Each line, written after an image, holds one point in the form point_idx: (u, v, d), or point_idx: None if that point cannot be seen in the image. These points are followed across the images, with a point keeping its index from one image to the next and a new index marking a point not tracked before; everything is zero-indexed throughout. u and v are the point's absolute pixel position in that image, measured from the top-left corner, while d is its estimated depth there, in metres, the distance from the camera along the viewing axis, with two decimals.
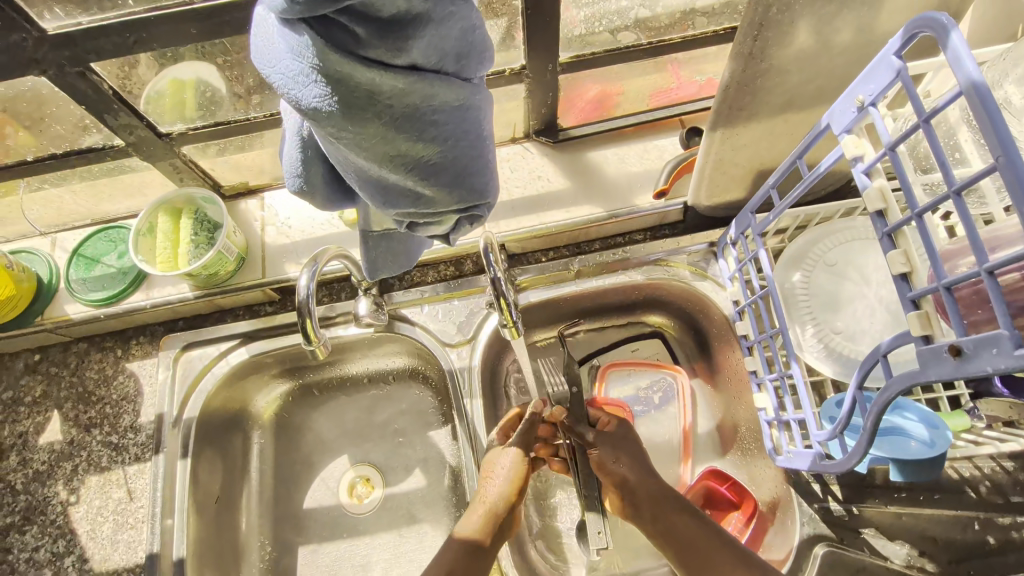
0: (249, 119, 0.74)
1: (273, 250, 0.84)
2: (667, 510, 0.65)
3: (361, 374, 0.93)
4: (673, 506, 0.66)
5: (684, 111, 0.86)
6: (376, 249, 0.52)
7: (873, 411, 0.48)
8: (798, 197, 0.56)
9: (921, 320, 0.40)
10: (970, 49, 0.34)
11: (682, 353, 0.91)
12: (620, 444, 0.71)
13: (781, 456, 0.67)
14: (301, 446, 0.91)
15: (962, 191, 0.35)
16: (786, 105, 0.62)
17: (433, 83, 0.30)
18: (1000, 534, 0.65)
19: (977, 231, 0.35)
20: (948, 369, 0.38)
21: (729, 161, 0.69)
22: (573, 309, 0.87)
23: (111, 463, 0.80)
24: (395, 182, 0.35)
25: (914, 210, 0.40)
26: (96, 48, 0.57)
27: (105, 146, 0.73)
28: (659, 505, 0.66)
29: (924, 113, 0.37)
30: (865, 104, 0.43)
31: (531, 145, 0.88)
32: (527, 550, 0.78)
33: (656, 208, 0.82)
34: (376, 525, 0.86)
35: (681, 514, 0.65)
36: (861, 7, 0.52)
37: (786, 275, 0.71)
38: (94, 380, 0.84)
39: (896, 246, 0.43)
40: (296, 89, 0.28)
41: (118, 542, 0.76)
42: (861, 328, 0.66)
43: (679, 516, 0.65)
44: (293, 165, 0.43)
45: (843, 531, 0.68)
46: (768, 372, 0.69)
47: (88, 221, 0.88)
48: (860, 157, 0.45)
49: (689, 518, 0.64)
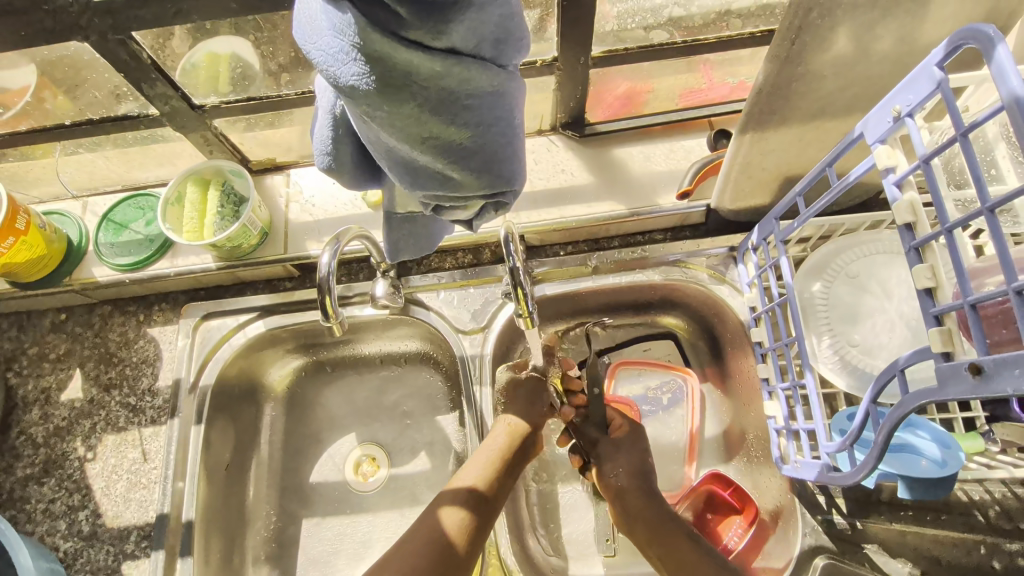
0: (280, 96, 0.75)
1: (295, 226, 0.85)
2: (665, 530, 0.66)
3: (373, 355, 0.94)
4: (670, 526, 0.67)
5: (714, 113, 0.85)
6: (399, 231, 0.53)
7: (885, 425, 0.47)
8: (824, 206, 0.55)
9: (942, 336, 0.40)
10: (1016, 64, 0.33)
11: (694, 356, 0.90)
12: (626, 455, 0.73)
13: (788, 465, 0.67)
14: (311, 421, 0.93)
15: (996, 208, 0.34)
16: (819, 112, 0.61)
17: (470, 68, 0.30)
18: (1006, 560, 0.64)
19: (1009, 249, 0.34)
20: (967, 388, 0.38)
21: (756, 166, 0.69)
22: (588, 305, 0.87)
23: (128, 423, 0.82)
24: (425, 164, 0.35)
25: (945, 225, 0.39)
26: (137, 17, 0.58)
27: (139, 114, 0.74)
28: (656, 523, 0.67)
29: (962, 127, 0.36)
30: (902, 114, 0.43)
31: (556, 138, 0.88)
32: (527, 539, 0.79)
33: (679, 208, 0.81)
34: (379, 503, 0.87)
35: (678, 534, 0.66)
36: (905, 16, 0.51)
37: (806, 284, 0.71)
38: (116, 342, 0.86)
39: (923, 260, 0.42)
40: (335, 66, 0.29)
41: (130, 501, 0.78)
42: (879, 342, 0.65)
43: (677, 537, 0.66)
44: (324, 143, 0.44)
45: (845, 545, 0.67)
46: (781, 381, 0.69)
47: (118, 187, 0.89)
48: (892, 168, 0.45)
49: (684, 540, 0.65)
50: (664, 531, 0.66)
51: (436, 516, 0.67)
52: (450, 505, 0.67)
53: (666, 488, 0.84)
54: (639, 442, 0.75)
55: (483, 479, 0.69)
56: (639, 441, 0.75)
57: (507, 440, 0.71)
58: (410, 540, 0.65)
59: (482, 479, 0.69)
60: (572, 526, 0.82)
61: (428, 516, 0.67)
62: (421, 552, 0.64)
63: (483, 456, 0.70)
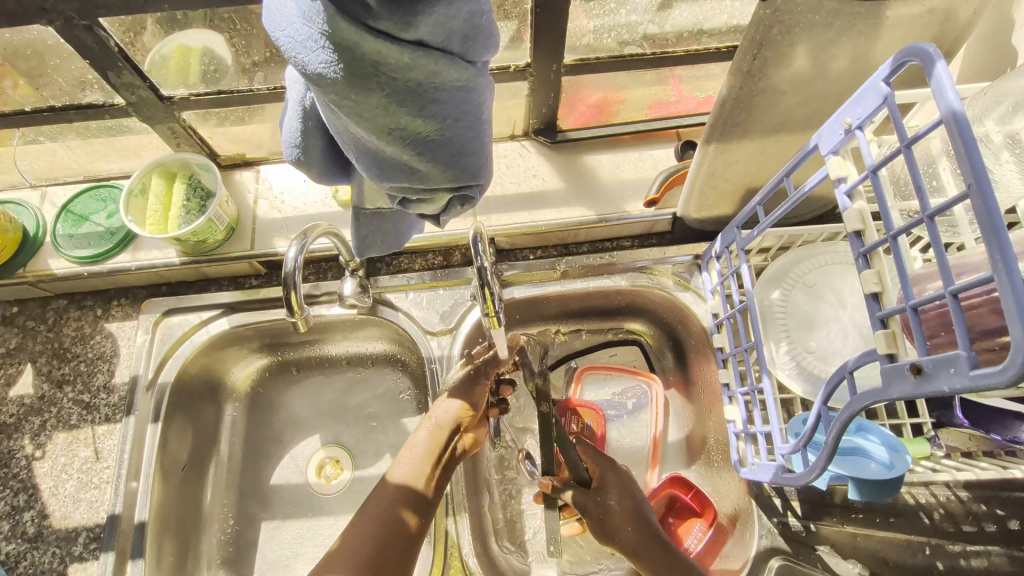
0: (251, 91, 0.74)
1: (263, 223, 0.84)
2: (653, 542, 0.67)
3: (340, 356, 0.93)
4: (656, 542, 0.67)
5: (681, 124, 0.88)
6: (367, 227, 0.53)
7: (836, 425, 0.49)
8: (783, 214, 0.57)
9: (887, 338, 0.42)
10: (953, 79, 0.35)
11: (658, 363, 0.92)
12: (610, 487, 0.71)
13: (746, 468, 0.68)
14: (274, 422, 0.91)
15: (936, 216, 0.37)
16: (779, 126, 0.63)
17: (438, 61, 0.30)
18: (949, 561, 0.67)
19: (946, 255, 0.36)
20: (908, 388, 0.40)
21: (719, 177, 0.71)
22: (556, 309, 0.88)
23: (80, 421, 0.79)
24: (392, 156, 0.36)
25: (890, 232, 0.41)
26: (105, 4, 0.57)
27: (104, 104, 0.73)
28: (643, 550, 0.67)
29: (906, 139, 0.39)
30: (852, 127, 0.45)
31: (529, 143, 0.90)
32: (490, 542, 0.79)
33: (647, 215, 0.83)
34: (340, 506, 0.86)
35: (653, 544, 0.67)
36: (858, 37, 0.54)
37: (766, 292, 0.73)
38: (70, 338, 0.83)
39: (870, 266, 0.44)
40: (303, 54, 0.29)
41: (80, 501, 0.75)
42: (833, 349, 0.67)
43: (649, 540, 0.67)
44: (293, 136, 0.44)
45: (799, 546, 0.69)
46: (740, 386, 0.71)
47: (79, 178, 0.87)
48: (843, 178, 0.47)
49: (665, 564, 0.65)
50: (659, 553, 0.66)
51: (370, 521, 0.68)
52: (385, 501, 0.69)
53: None
54: (624, 472, 0.74)
55: (411, 478, 0.70)
56: (620, 474, 0.73)
57: (432, 436, 0.73)
58: (350, 536, 0.67)
59: (412, 473, 0.70)
60: (536, 529, 0.82)
61: (364, 514, 0.69)
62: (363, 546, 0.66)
63: (410, 455, 0.72)
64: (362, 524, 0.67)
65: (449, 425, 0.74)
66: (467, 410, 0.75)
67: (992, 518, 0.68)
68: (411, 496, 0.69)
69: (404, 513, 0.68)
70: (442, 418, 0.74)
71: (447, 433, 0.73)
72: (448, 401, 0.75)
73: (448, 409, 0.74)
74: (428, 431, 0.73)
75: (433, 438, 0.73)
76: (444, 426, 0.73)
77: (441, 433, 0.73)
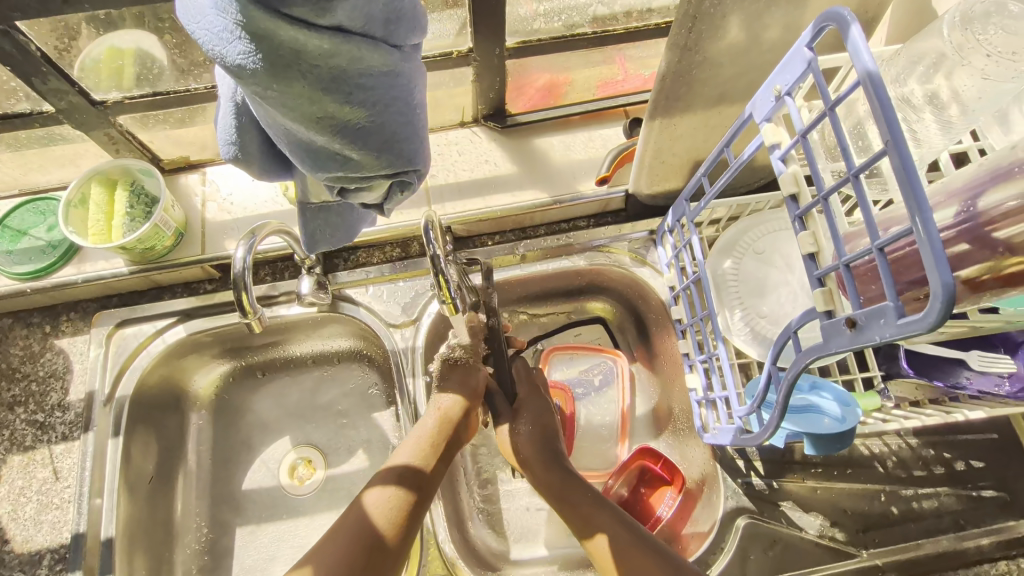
0: (189, 91, 0.72)
1: (214, 226, 0.83)
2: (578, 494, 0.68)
3: (305, 356, 0.92)
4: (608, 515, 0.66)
5: (629, 103, 0.89)
6: (314, 222, 0.52)
7: (785, 384, 0.51)
8: (726, 184, 0.58)
9: (824, 296, 0.43)
10: (867, 42, 0.37)
11: (622, 338, 0.94)
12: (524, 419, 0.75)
13: (709, 433, 0.70)
14: (241, 427, 0.90)
15: (861, 174, 0.38)
16: (719, 98, 0.65)
17: (359, 46, 0.30)
18: (902, 505, 0.70)
19: (872, 210, 0.38)
20: (846, 341, 0.41)
21: (667, 151, 0.72)
22: (519, 293, 0.89)
23: (36, 442, 0.77)
24: (325, 146, 0.35)
25: (821, 193, 0.43)
26: (20, 6, 0.53)
27: (32, 112, 0.70)
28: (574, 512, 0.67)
29: (830, 102, 0.40)
30: (782, 93, 0.46)
31: (480, 129, 0.90)
32: (468, 526, 0.79)
33: (599, 194, 0.84)
34: (315, 506, 0.86)
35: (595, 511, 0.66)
36: (787, 6, 0.55)
37: (718, 262, 0.75)
38: (19, 357, 0.80)
39: (806, 228, 0.46)
40: (220, 46, 0.29)
41: (41, 523, 0.73)
42: (784, 312, 0.70)
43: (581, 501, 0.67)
44: (228, 132, 0.43)
45: (763, 504, 0.71)
46: (699, 355, 0.73)
47: (13, 192, 0.84)
48: (777, 144, 0.48)
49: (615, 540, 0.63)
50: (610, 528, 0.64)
51: (359, 515, 0.64)
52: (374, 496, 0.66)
53: (602, 466, 0.87)
54: (547, 406, 0.77)
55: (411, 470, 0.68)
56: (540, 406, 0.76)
57: (435, 427, 0.71)
58: (345, 523, 0.64)
59: (415, 465, 0.68)
60: (511, 510, 0.84)
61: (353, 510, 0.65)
62: (350, 541, 0.62)
63: (412, 443, 0.70)
64: (357, 513, 0.65)
65: (454, 416, 0.72)
66: (468, 400, 0.74)
67: (939, 461, 0.72)
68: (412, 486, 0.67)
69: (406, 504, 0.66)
70: (446, 411, 0.72)
71: (452, 426, 0.72)
72: (447, 392, 0.74)
73: (449, 400, 0.73)
74: (430, 421, 0.72)
75: (437, 427, 0.71)
76: (449, 418, 0.72)
77: (447, 423, 0.72)
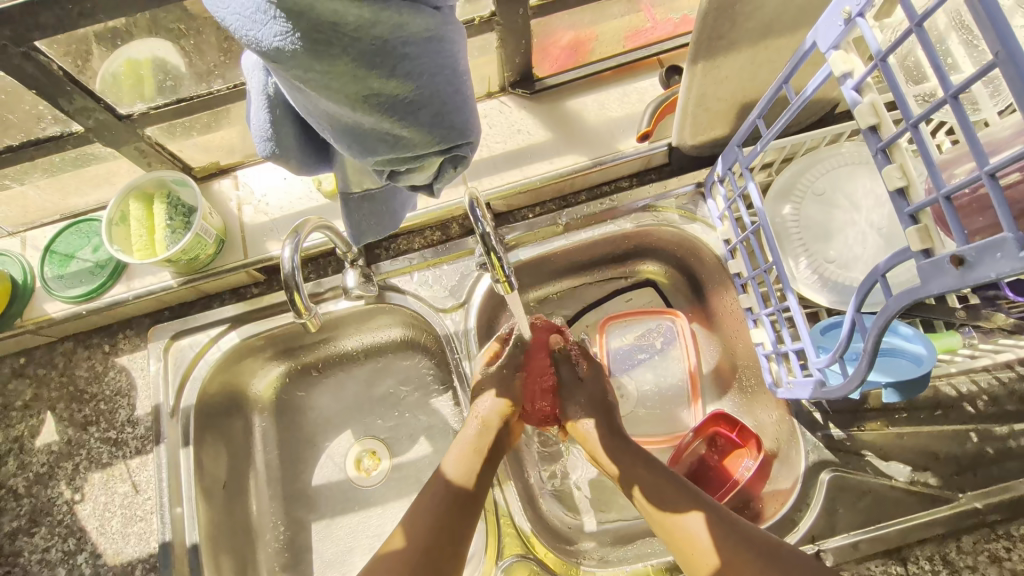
0: (213, 93, 0.71)
1: (252, 229, 0.82)
2: (625, 449, 0.71)
3: (356, 349, 0.92)
4: (708, 506, 0.63)
5: (662, 50, 0.84)
6: (358, 212, 0.51)
7: (874, 331, 0.47)
8: (786, 123, 0.54)
9: (920, 234, 0.39)
10: None
11: (676, 299, 0.91)
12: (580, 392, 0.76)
13: (782, 388, 0.67)
14: (303, 427, 0.91)
15: (960, 94, 0.33)
16: (768, 31, 0.59)
17: (400, 11, 0.28)
18: (998, 444, 0.67)
19: (976, 134, 0.33)
20: (951, 281, 0.37)
21: (712, 96, 0.68)
22: (565, 264, 0.86)
23: (112, 458, 0.78)
24: (370, 127, 0.34)
25: (909, 120, 0.38)
26: (37, 24, 0.52)
27: (63, 134, 0.69)
28: (637, 487, 0.67)
29: (915, 17, 0.35)
30: (852, 15, 0.41)
31: (507, 98, 0.86)
32: (539, 504, 0.79)
33: (641, 151, 0.80)
34: (386, 495, 0.86)
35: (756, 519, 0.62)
36: None
37: (776, 208, 0.70)
38: (84, 378, 0.82)
39: (891, 161, 0.42)
40: (254, 29, 0.28)
41: (129, 535, 0.75)
42: (854, 254, 0.66)
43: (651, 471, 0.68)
44: (262, 128, 0.42)
45: (847, 455, 0.68)
46: (764, 308, 0.69)
47: (57, 217, 0.84)
48: (849, 73, 0.44)
49: (747, 537, 0.59)
50: (715, 518, 0.61)
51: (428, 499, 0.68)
52: (434, 493, 0.68)
53: (673, 428, 0.84)
54: (597, 390, 0.77)
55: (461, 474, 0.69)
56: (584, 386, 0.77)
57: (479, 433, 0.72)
58: (409, 527, 0.66)
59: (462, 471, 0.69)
60: (580, 483, 0.83)
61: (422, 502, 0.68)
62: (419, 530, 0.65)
63: (459, 446, 0.71)
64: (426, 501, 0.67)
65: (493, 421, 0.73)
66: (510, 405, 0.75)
67: None
68: (461, 489, 0.68)
69: (455, 508, 0.66)
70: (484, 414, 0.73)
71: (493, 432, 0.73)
72: (484, 396, 0.74)
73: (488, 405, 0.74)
74: (471, 428, 0.73)
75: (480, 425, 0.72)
76: (490, 424, 0.73)
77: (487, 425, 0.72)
